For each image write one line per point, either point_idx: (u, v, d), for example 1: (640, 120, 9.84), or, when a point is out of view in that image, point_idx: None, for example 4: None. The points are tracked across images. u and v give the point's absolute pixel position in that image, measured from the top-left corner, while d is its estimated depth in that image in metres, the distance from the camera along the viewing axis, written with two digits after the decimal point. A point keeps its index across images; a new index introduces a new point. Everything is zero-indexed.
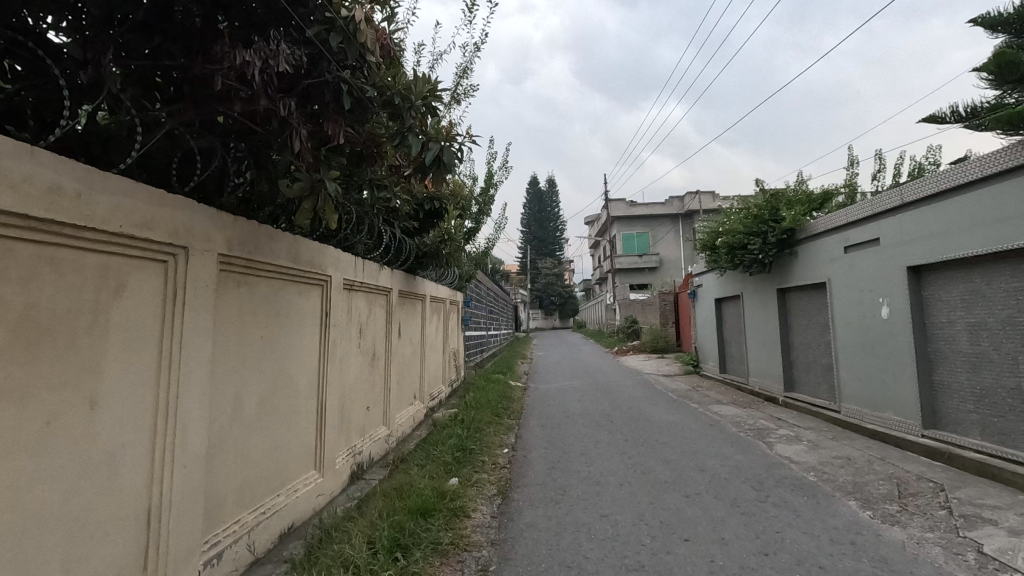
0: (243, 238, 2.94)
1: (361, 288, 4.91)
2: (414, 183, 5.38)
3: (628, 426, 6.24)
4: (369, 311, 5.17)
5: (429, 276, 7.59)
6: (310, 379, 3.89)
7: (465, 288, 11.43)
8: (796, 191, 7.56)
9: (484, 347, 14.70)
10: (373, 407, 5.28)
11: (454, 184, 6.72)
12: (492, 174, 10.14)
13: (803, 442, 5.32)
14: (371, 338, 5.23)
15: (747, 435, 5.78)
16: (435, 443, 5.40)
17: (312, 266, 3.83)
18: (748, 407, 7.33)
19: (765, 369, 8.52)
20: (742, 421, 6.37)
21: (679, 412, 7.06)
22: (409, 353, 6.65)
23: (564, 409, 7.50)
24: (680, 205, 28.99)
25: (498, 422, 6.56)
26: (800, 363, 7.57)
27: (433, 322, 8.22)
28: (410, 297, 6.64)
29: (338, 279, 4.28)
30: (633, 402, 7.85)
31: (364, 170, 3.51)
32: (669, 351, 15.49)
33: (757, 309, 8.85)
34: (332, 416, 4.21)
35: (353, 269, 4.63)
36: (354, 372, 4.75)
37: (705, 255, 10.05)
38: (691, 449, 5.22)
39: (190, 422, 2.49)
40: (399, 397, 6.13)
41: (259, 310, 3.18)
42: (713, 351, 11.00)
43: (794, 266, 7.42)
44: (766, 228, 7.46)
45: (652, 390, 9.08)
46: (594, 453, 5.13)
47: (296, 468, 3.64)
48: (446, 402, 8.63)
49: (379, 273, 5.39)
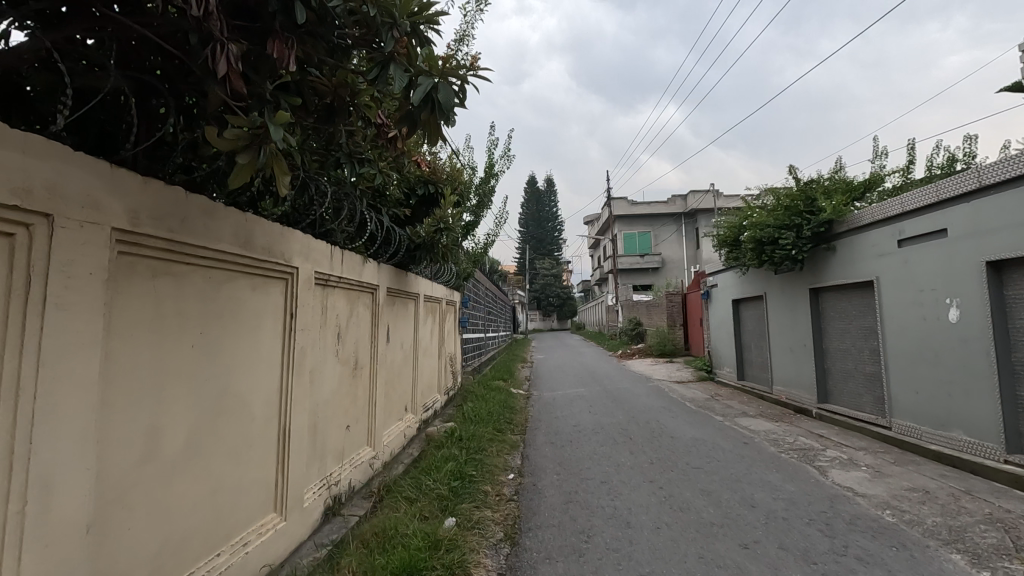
0: (163, 210, 2.13)
1: (341, 284, 4.10)
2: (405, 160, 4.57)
3: (651, 444, 5.45)
4: (351, 313, 4.36)
5: (423, 271, 6.79)
6: (270, 397, 3.07)
7: (463, 287, 10.60)
8: (833, 179, 6.79)
9: (482, 351, 13.85)
10: (356, 424, 4.48)
11: (452, 168, 5.92)
12: (492, 163, 9.33)
13: (860, 467, 4.55)
14: (353, 345, 4.41)
15: (791, 457, 4.98)
16: (429, 467, 4.59)
17: (271, 254, 3.01)
18: (781, 420, 6.55)
19: (793, 377, 7.74)
20: (780, 438, 5.58)
21: (704, 426, 6.27)
22: (399, 360, 5.84)
23: (574, 422, 6.70)
24: (683, 204, 28.25)
25: (501, 439, 5.75)
26: (837, 371, 6.78)
27: (428, 324, 7.39)
28: (401, 296, 5.83)
29: (308, 273, 3.46)
30: (650, 414, 7.04)
31: (331, 124, 2.69)
32: (677, 355, 14.71)
33: (784, 311, 8.07)
34: (300, 442, 3.40)
35: (329, 260, 3.82)
36: (330, 385, 3.93)
37: (723, 252, 9.27)
38: (731, 474, 4.43)
39: (59, 476, 1.67)
40: (388, 412, 5.32)
41: (190, 311, 2.36)
42: (730, 356, 10.21)
43: (832, 263, 6.65)
44: (801, 220, 6.68)
45: (668, 399, 8.28)
46: (617, 481, 4.33)
47: (248, 514, 2.83)
48: (441, 413, 7.81)
49: (364, 267, 4.58)
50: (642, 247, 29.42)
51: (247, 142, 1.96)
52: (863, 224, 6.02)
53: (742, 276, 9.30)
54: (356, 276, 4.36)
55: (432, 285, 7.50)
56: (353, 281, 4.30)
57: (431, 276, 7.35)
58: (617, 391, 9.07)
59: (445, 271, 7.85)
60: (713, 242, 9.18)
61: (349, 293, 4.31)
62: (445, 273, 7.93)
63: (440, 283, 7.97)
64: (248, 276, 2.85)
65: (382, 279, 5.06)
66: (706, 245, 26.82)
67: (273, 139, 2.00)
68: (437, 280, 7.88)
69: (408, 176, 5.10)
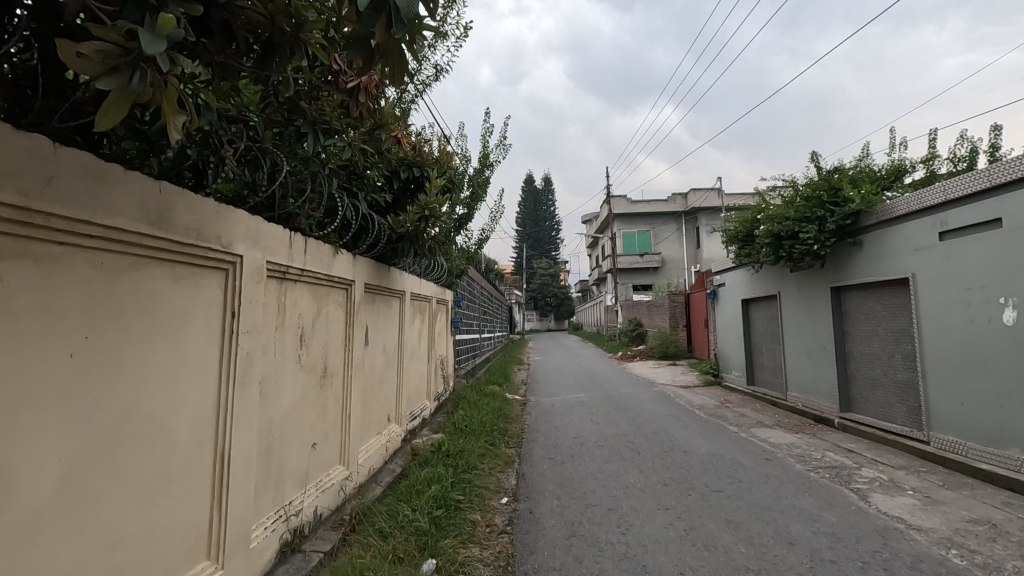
0: (11, 163, 1.53)
1: (305, 278, 3.49)
2: (383, 135, 3.97)
3: (661, 459, 4.86)
4: (318, 312, 3.74)
5: (408, 268, 6.20)
6: (203, 416, 2.47)
7: (455, 285, 9.99)
8: (859, 168, 6.22)
9: (477, 353, 13.26)
10: (325, 441, 3.88)
11: (441, 151, 5.32)
12: (487, 154, 8.72)
13: (904, 490, 3.97)
14: (321, 349, 3.80)
15: (822, 477, 4.39)
16: (409, 490, 3.99)
17: (202, 239, 2.40)
18: (801, 431, 5.98)
19: (811, 384, 7.17)
20: (806, 454, 5.00)
21: (718, 439, 5.68)
22: (380, 365, 5.24)
23: (575, 433, 6.12)
24: (683, 203, 27.69)
25: (494, 454, 5.15)
26: (862, 378, 6.20)
27: (415, 325, 6.78)
28: (382, 294, 5.22)
29: (257, 263, 2.84)
30: (657, 424, 6.45)
31: (268, 57, 2.10)
32: (680, 358, 14.14)
33: (799, 312, 7.49)
34: (247, 468, 2.79)
35: (288, 250, 3.20)
36: (290, 398, 3.32)
37: (733, 249, 8.69)
38: (758, 499, 3.84)
39: None
40: (365, 424, 4.71)
41: (68, 308, 1.75)
42: (738, 360, 9.63)
43: (857, 259, 6.07)
44: (824, 212, 6.11)
45: (674, 406, 7.71)
46: (627, 508, 3.73)
47: (168, 568, 2.22)
48: (430, 421, 7.21)
49: (335, 259, 3.97)
50: (641, 246, 28.87)
51: (120, 63, 1.36)
52: (893, 216, 5.46)
53: (754, 274, 8.71)
54: (325, 270, 3.75)
55: (420, 282, 6.89)
56: (320, 276, 3.70)
57: (418, 273, 6.74)
58: (619, 397, 8.49)
59: (434, 267, 7.23)
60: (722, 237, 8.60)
61: (316, 289, 3.70)
62: (434, 269, 7.31)
63: (428, 280, 7.37)
64: (166, 264, 2.23)
65: (358, 274, 4.45)
66: (707, 244, 26.26)
67: (159, 62, 1.40)
68: (425, 277, 7.28)
69: (389, 158, 4.51)
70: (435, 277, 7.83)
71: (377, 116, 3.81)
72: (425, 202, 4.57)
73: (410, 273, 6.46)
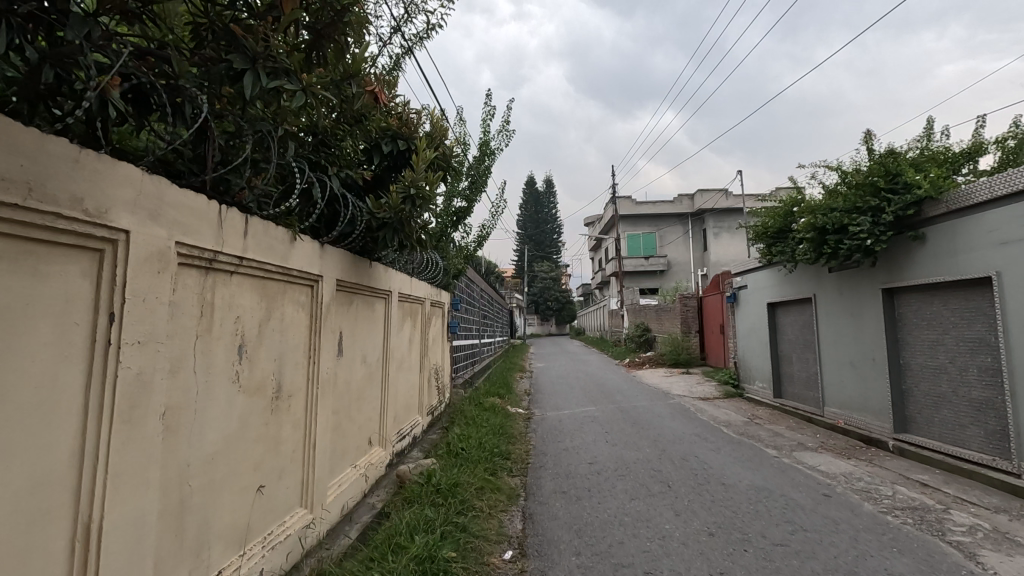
0: None
1: (246, 268, 2.63)
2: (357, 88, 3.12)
3: (699, 498, 3.99)
4: (268, 314, 2.88)
5: (394, 262, 5.37)
6: (46, 475, 1.60)
7: (453, 285, 9.15)
8: (920, 150, 5.38)
9: (476, 360, 12.40)
10: (279, 481, 3.01)
11: (433, 122, 4.49)
12: (488, 140, 7.90)
13: (1020, 547, 3.11)
14: (272, 363, 2.94)
15: (904, 524, 3.53)
16: (385, 542, 3.11)
17: (41, 198, 1.53)
18: (854, 457, 5.10)
19: (855, 399, 6.29)
20: (874, 490, 4.12)
21: (759, 468, 4.81)
22: (359, 379, 4.37)
23: (590, 457, 5.24)
24: (690, 204, 26.91)
25: (494, 488, 4.27)
26: (922, 394, 5.33)
27: (404, 331, 5.91)
28: (360, 294, 4.36)
29: (158, 245, 1.98)
30: (683, 446, 5.57)
31: None
32: (692, 365, 13.27)
33: (839, 318, 6.64)
34: (139, 540, 1.92)
35: (217, 229, 2.34)
36: (220, 432, 2.46)
37: (760, 246, 7.84)
38: (836, 559, 2.97)
39: None
40: (338, 453, 3.85)
41: None
42: (763, 370, 8.76)
43: (917, 256, 5.23)
44: (879, 202, 5.27)
45: (698, 423, 6.83)
46: (668, 571, 2.86)
47: None
48: (421, 439, 6.34)
49: (296, 246, 3.11)
50: (646, 248, 28.06)
51: None
52: (969, 204, 4.61)
53: (785, 275, 7.85)
54: (277, 260, 2.88)
55: (410, 281, 6.04)
56: (270, 268, 2.83)
57: (409, 270, 5.90)
58: (634, 411, 7.62)
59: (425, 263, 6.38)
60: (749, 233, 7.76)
61: (265, 286, 2.84)
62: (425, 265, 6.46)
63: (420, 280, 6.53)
64: None
65: (327, 268, 3.58)
66: (715, 246, 25.42)
67: None
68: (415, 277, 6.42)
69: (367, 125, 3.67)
70: (427, 276, 6.97)
71: (348, 63, 2.96)
72: (410, 181, 3.73)
73: (398, 269, 5.62)
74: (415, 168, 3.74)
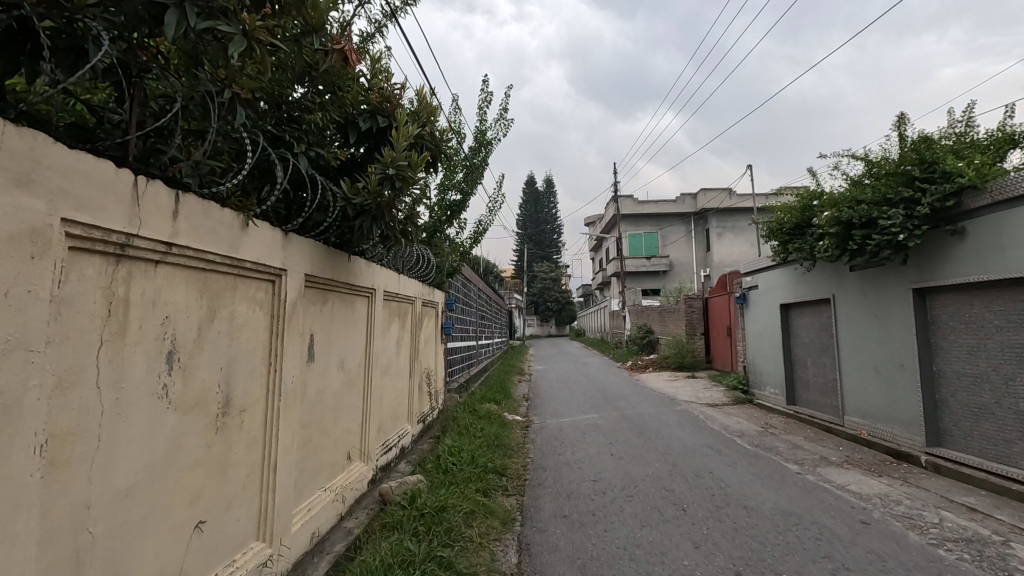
0: None
1: (179, 257, 2.15)
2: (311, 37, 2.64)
3: (719, 524, 3.50)
4: (211, 314, 2.39)
5: (378, 258, 4.90)
6: None
7: (448, 284, 8.66)
8: (957, 136, 4.90)
9: (472, 362, 11.91)
10: (225, 514, 2.52)
11: (419, 96, 4.00)
12: (485, 130, 7.44)
13: None
14: (217, 373, 2.45)
15: (961, 560, 3.04)
16: None
17: None
18: (886, 474, 4.62)
19: (880, 409, 5.81)
20: (916, 516, 3.64)
21: (783, 487, 4.32)
22: (334, 387, 3.89)
23: (595, 473, 4.77)
24: (693, 204, 26.45)
25: (487, 511, 3.78)
26: (959, 405, 4.85)
27: (391, 333, 5.43)
28: (335, 292, 3.87)
29: (30, 221, 1.50)
30: (696, 460, 5.09)
31: None
32: (698, 368, 12.79)
33: (862, 320, 6.15)
34: None
35: (132, 206, 1.86)
36: (139, 460, 1.98)
37: (775, 243, 7.36)
38: None
39: None
40: (307, 473, 3.36)
41: None
42: (776, 375, 8.28)
43: (954, 253, 4.76)
44: (911, 193, 4.80)
45: (709, 433, 6.34)
46: None
47: None
48: (409, 450, 5.85)
49: (250, 233, 2.63)
50: (648, 249, 27.60)
51: None
52: (1017, 194, 4.14)
53: (800, 274, 7.38)
54: (223, 249, 2.40)
55: (398, 280, 5.57)
56: (213, 259, 2.34)
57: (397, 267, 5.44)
58: (640, 420, 7.13)
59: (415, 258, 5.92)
60: (762, 229, 7.27)
61: (207, 280, 2.35)
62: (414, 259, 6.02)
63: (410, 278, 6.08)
64: None
65: (292, 261, 3.10)
66: (718, 247, 24.97)
67: None
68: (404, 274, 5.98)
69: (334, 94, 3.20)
70: (418, 273, 6.50)
71: (307, 12, 2.48)
72: (390, 161, 3.25)
73: (384, 265, 5.15)
74: (395, 147, 3.26)
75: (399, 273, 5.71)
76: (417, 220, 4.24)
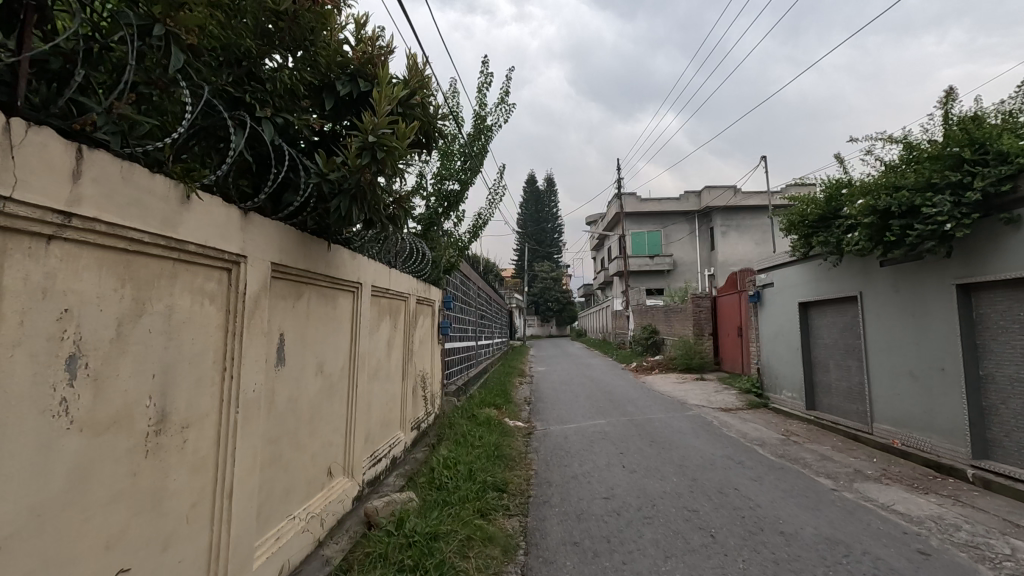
0: None
1: (87, 232, 1.66)
2: None
3: (757, 555, 3.01)
4: (139, 308, 1.89)
5: (365, 249, 4.42)
6: None
7: (445, 281, 8.17)
8: (1010, 114, 4.40)
9: (471, 364, 11.42)
10: (161, 556, 2.02)
11: (410, 63, 3.52)
12: (485, 115, 6.96)
13: None
14: (148, 382, 1.95)
15: None
16: None
17: None
18: (933, 491, 4.13)
19: (916, 416, 5.32)
20: (983, 545, 3.15)
21: (820, 508, 3.83)
22: (311, 394, 3.39)
23: (606, 489, 4.27)
24: (698, 202, 26.01)
25: (485, 539, 3.29)
26: (1011, 414, 4.36)
27: (381, 333, 4.93)
28: (312, 286, 3.37)
29: None
30: (718, 474, 4.58)
31: None
32: (706, 370, 12.31)
33: (894, 320, 5.66)
34: None
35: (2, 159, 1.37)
36: (22, 500, 1.48)
37: (796, 237, 6.86)
38: None
39: None
40: (274, 496, 2.86)
41: None
42: (794, 378, 7.78)
43: (1007, 243, 4.27)
44: (959, 178, 4.31)
45: (727, 442, 5.84)
46: None
47: None
48: (401, 461, 5.36)
49: (195, 209, 2.14)
50: (651, 248, 27.13)
51: None
52: None
53: (823, 270, 6.88)
54: (153, 226, 1.90)
55: (389, 274, 5.07)
56: (139, 238, 1.85)
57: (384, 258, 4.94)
58: (650, 426, 6.64)
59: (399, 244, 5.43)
60: (783, 222, 6.77)
61: (131, 264, 1.85)
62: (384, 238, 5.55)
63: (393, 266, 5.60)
64: None
65: (254, 247, 2.60)
66: (722, 245, 24.51)
67: None
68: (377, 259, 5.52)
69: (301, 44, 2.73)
70: (410, 267, 6.02)
71: None
72: (372, 128, 2.76)
73: (372, 257, 4.65)
74: (377, 112, 2.77)
75: (390, 265, 5.22)
76: (409, 204, 3.75)
